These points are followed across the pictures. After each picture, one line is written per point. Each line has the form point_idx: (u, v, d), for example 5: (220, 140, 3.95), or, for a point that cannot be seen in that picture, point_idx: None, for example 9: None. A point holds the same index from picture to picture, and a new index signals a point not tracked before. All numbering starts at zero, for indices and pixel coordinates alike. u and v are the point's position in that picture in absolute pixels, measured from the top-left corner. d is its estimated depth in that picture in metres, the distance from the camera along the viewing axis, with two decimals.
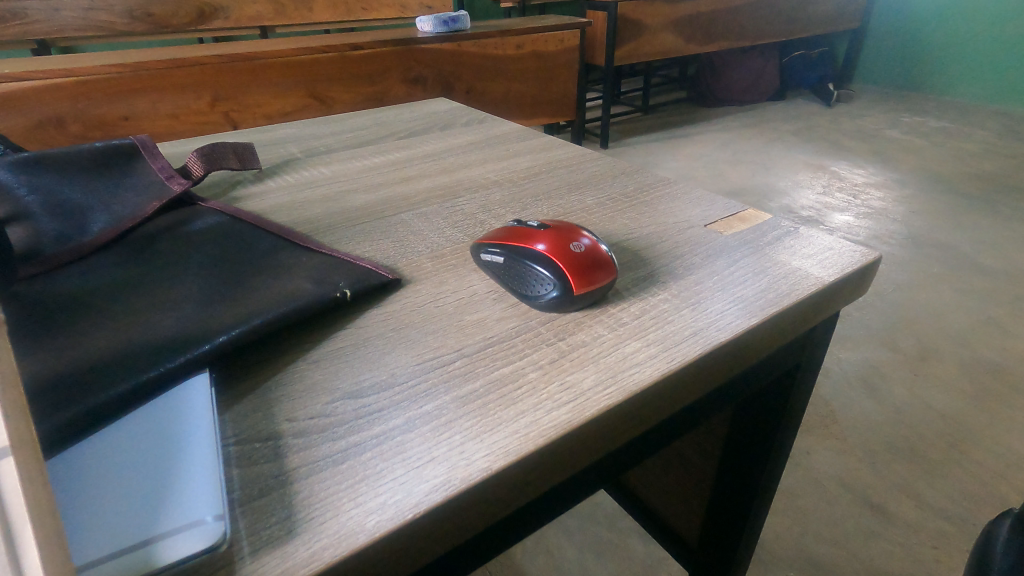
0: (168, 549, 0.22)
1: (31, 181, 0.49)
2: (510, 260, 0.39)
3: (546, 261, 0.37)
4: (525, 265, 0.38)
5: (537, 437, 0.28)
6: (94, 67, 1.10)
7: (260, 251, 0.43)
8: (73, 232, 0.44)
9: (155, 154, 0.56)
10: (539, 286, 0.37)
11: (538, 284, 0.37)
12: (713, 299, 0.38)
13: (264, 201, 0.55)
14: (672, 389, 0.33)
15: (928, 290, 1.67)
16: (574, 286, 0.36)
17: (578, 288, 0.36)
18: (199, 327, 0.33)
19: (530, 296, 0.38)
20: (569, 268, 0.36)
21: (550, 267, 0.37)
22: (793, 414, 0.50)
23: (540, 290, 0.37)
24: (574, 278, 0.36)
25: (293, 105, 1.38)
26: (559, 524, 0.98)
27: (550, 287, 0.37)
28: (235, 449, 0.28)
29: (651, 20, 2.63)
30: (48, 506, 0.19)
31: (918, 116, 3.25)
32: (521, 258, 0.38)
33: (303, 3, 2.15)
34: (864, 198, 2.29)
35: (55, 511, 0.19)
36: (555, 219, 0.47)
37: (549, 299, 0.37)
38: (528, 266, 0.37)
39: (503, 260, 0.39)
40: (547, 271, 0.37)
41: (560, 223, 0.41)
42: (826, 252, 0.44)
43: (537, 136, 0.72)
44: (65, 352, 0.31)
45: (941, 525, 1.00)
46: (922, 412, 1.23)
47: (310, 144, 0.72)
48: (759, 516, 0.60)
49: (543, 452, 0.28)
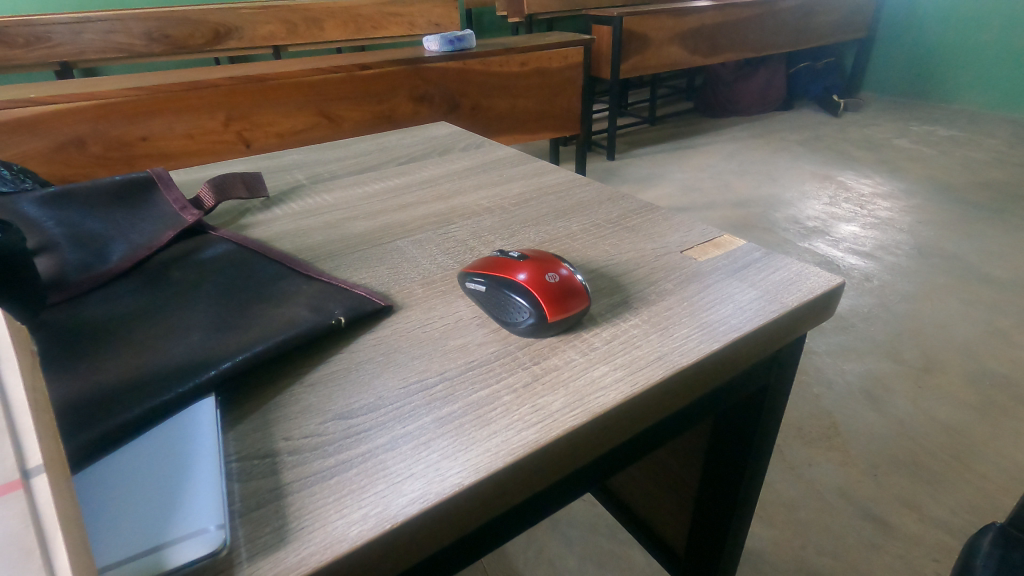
0: (175, 554, 0.25)
1: (56, 214, 0.53)
2: (492, 288, 0.42)
3: (524, 292, 0.40)
4: (507, 295, 0.41)
5: (506, 455, 0.31)
6: (115, 92, 1.17)
7: (265, 278, 0.47)
8: (94, 261, 0.48)
9: (169, 185, 0.60)
10: (519, 313, 0.40)
11: (517, 312, 0.40)
12: (681, 325, 0.41)
13: (270, 228, 0.59)
14: (635, 411, 0.36)
15: (934, 301, 1.68)
16: (549, 314, 0.39)
17: (553, 313, 0.39)
18: (206, 353, 0.37)
19: (508, 322, 0.41)
20: (545, 297, 0.40)
21: (529, 297, 0.40)
22: (768, 429, 0.53)
23: (519, 317, 0.40)
24: (550, 304, 0.39)
25: (303, 124, 1.44)
26: (560, 534, 1.01)
27: (528, 312, 0.40)
28: (237, 465, 0.31)
29: (656, 34, 2.66)
30: (75, 518, 0.23)
31: (927, 125, 3.24)
32: (502, 287, 0.42)
33: (314, 23, 2.21)
34: (871, 209, 2.29)
35: (79, 523, 0.23)
36: (536, 248, 0.50)
37: (526, 326, 0.40)
38: (508, 295, 0.41)
39: (485, 288, 0.42)
40: (525, 303, 0.40)
41: (539, 253, 0.45)
42: (792, 279, 0.47)
43: (531, 161, 0.76)
44: (87, 376, 0.35)
45: (943, 538, 1.01)
46: (924, 425, 1.24)
47: (316, 171, 0.76)
48: (741, 525, 0.62)
49: (510, 470, 0.31)
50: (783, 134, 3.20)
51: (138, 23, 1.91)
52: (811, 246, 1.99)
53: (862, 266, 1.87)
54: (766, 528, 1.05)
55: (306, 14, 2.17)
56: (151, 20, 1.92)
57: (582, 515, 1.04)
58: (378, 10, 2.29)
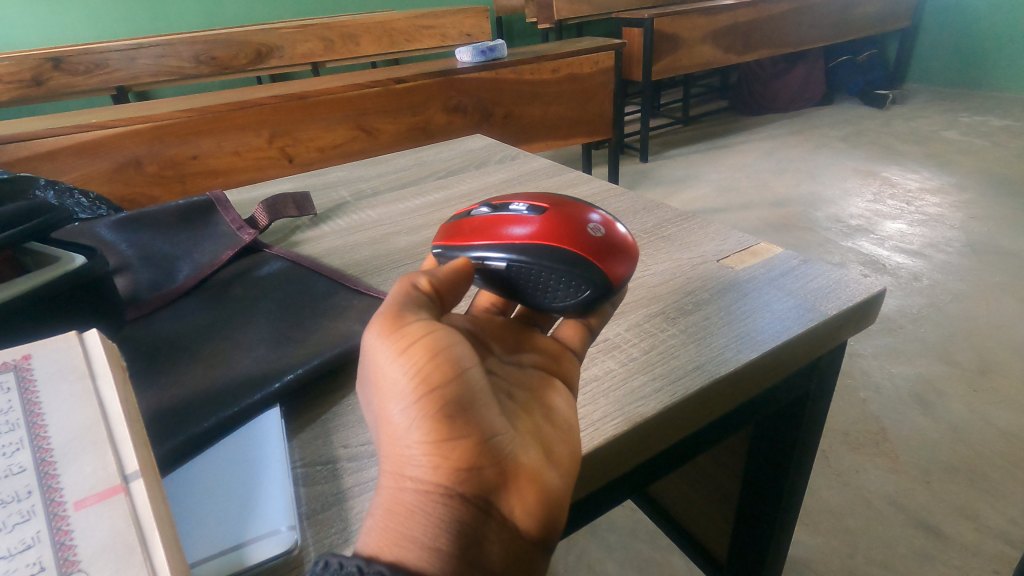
0: (254, 553, 0.29)
1: (130, 238, 0.58)
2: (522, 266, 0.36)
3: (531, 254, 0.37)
4: (546, 264, 0.36)
5: None
6: (167, 113, 1.23)
7: (318, 294, 0.49)
8: (164, 280, 0.52)
9: (227, 207, 0.63)
10: (564, 289, 0.36)
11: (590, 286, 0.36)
12: (719, 334, 0.43)
13: (319, 245, 0.62)
14: (675, 417, 0.38)
15: (989, 301, 1.60)
16: (561, 379, 0.34)
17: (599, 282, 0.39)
18: (269, 367, 0.39)
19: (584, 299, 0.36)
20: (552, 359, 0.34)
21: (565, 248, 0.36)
22: (811, 437, 0.54)
23: (559, 294, 0.36)
24: (548, 374, 0.33)
25: (343, 137, 1.48)
26: (601, 539, 1.01)
27: (568, 296, 0.36)
28: (301, 471, 0.34)
29: (689, 34, 2.62)
30: (172, 534, 0.26)
31: (978, 115, 3.10)
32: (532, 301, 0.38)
33: (350, 38, 2.26)
34: (918, 205, 2.20)
35: (175, 538, 0.26)
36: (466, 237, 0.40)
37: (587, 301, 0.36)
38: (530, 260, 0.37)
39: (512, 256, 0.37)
40: (515, 370, 0.33)
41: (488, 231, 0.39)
42: (831, 286, 0.47)
43: (567, 172, 0.77)
44: (168, 388, 0.38)
45: (1002, 549, 0.97)
46: (980, 430, 1.19)
47: (359, 187, 0.80)
48: (782, 529, 0.63)
49: None
50: (824, 129, 3.11)
51: (186, 46, 2.00)
52: (855, 246, 1.93)
53: (910, 265, 1.80)
54: (812, 535, 1.02)
55: (343, 31, 2.22)
56: (199, 44, 2.01)
57: (622, 520, 1.04)
58: (411, 23, 2.35)
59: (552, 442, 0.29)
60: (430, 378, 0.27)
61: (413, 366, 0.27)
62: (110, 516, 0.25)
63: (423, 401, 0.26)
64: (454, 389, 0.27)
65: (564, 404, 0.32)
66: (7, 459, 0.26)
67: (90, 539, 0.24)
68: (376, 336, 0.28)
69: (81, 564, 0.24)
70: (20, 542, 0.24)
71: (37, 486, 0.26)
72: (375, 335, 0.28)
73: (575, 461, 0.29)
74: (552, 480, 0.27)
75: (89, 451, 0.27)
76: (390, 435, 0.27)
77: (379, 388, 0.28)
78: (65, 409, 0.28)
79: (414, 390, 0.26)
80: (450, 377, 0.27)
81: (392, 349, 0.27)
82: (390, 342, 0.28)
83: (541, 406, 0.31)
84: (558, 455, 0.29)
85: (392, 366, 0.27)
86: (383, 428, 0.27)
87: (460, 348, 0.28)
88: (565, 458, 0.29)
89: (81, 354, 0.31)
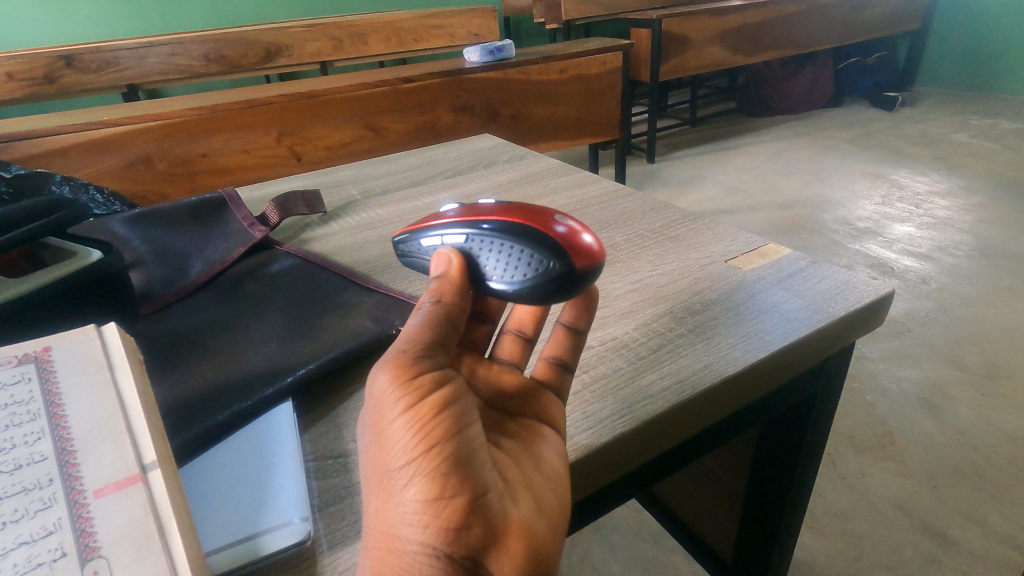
0: (269, 543, 0.29)
1: (144, 234, 0.58)
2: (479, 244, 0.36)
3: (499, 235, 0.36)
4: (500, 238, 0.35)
5: (572, 452, 0.35)
6: (178, 112, 1.25)
7: (328, 290, 0.50)
8: (177, 275, 0.53)
9: (239, 205, 0.64)
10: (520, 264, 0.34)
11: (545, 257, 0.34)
12: (726, 334, 0.43)
13: (328, 243, 0.63)
14: (684, 416, 0.38)
15: (999, 305, 1.59)
16: (548, 423, 0.33)
17: (570, 312, 0.38)
18: (281, 362, 0.40)
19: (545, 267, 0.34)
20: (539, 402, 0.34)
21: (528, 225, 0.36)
22: (817, 439, 0.54)
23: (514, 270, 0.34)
24: (535, 423, 0.33)
25: (350, 136, 1.48)
26: (604, 538, 1.01)
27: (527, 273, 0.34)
28: (313, 464, 0.35)
29: (697, 35, 2.61)
30: (188, 522, 0.27)
31: (989, 118, 3.07)
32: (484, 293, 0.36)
33: (359, 38, 2.27)
34: (927, 209, 2.18)
35: (192, 526, 0.26)
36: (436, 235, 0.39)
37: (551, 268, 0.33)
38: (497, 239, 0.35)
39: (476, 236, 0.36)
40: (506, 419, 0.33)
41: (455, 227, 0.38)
42: (838, 287, 0.47)
43: (574, 172, 0.78)
44: (181, 381, 0.39)
45: (1009, 554, 0.96)
46: (987, 434, 1.18)
47: (368, 186, 0.80)
48: (787, 531, 0.63)
49: (575, 467, 0.34)
50: (832, 131, 3.09)
51: (197, 45, 2.01)
52: (862, 248, 1.92)
53: (919, 269, 1.79)
54: (817, 538, 1.02)
55: (352, 30, 2.23)
56: (209, 42, 2.03)
57: (627, 521, 1.04)
58: (420, 23, 2.35)
59: (539, 492, 0.29)
60: (434, 435, 0.26)
61: (419, 422, 0.26)
62: (129, 503, 0.25)
63: (422, 461, 0.26)
64: (454, 447, 0.26)
65: (553, 446, 0.32)
66: (28, 447, 0.27)
67: (109, 526, 0.25)
68: (381, 383, 0.27)
69: (101, 550, 0.24)
70: (43, 528, 0.25)
71: (58, 475, 0.26)
72: (380, 381, 0.27)
73: (562, 511, 0.29)
74: (543, 534, 0.27)
75: (107, 441, 0.27)
76: (388, 490, 0.26)
77: (380, 438, 0.27)
78: (84, 400, 0.29)
79: (416, 449, 0.26)
80: (450, 434, 0.26)
81: (399, 399, 0.27)
82: (395, 393, 0.27)
83: (528, 455, 0.31)
84: (545, 505, 0.29)
85: (396, 421, 0.26)
86: (380, 480, 0.27)
87: (461, 399, 0.28)
88: (552, 507, 0.29)
89: (100, 348, 0.31)
